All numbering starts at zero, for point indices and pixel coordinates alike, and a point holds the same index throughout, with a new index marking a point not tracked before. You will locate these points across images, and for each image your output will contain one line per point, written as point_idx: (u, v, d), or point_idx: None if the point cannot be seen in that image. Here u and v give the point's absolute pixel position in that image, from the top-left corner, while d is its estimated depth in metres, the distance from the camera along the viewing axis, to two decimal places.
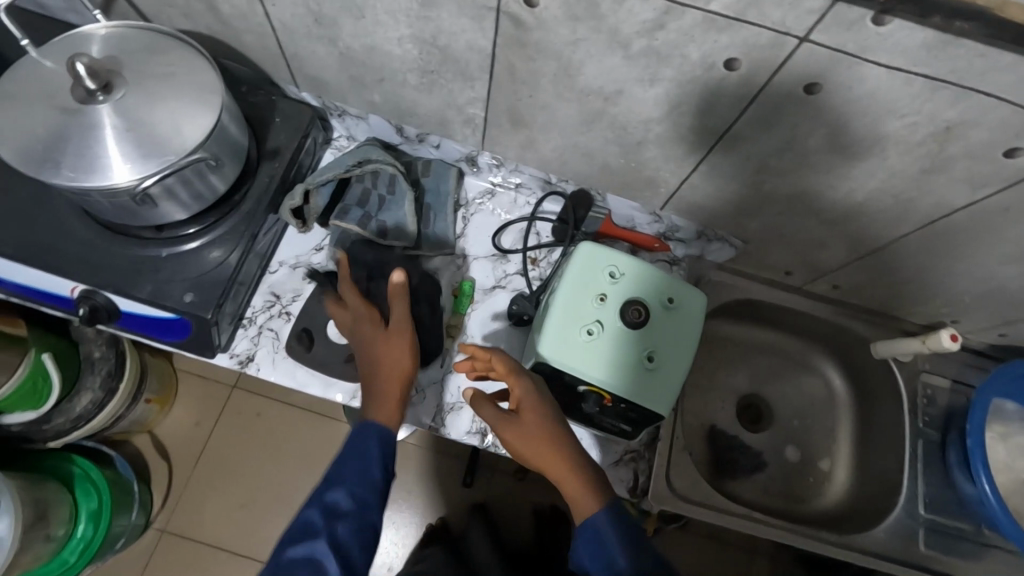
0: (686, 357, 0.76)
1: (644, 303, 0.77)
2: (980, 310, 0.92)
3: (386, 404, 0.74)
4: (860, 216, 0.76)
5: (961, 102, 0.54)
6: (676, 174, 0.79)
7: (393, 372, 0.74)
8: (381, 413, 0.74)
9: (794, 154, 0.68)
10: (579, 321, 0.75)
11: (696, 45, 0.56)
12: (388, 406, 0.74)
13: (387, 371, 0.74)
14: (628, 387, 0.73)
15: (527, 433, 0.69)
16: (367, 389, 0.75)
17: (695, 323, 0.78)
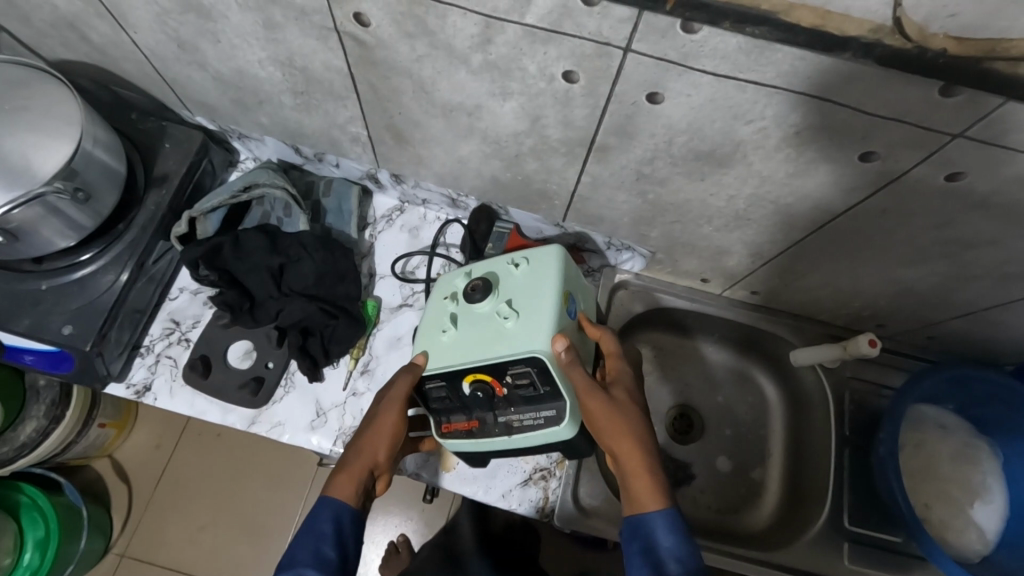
0: (547, 291, 0.68)
1: (493, 280, 0.72)
2: (901, 314, 0.88)
3: (346, 479, 0.66)
4: (752, 222, 0.73)
5: (801, 105, 0.52)
6: (563, 185, 0.77)
7: (362, 452, 0.69)
8: (341, 488, 0.65)
9: (667, 162, 0.65)
10: (436, 326, 0.72)
11: (529, 58, 0.55)
12: (344, 474, 0.67)
13: (355, 460, 0.68)
14: (499, 351, 0.67)
15: (624, 403, 0.65)
16: (340, 464, 0.68)
17: (553, 266, 0.70)
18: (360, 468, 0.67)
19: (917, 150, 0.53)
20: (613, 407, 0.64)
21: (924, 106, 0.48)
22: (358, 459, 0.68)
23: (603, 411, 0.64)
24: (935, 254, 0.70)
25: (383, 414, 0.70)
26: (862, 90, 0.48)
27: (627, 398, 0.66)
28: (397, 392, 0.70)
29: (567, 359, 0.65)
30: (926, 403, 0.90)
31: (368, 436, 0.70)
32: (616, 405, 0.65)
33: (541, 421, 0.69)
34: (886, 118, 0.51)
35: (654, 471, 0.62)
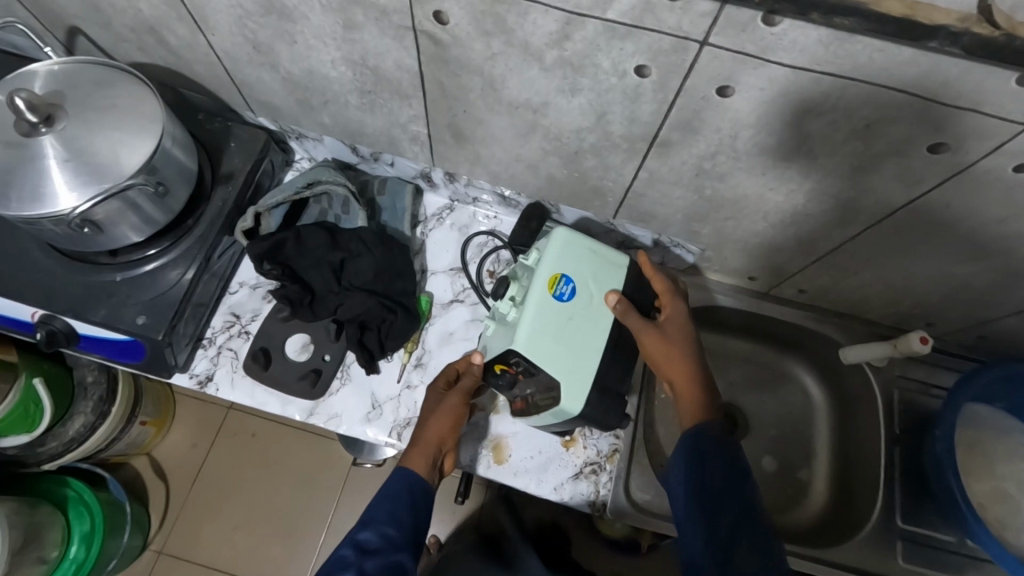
0: (533, 281, 0.73)
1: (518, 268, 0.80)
2: (951, 312, 0.88)
3: (419, 456, 0.74)
4: (808, 218, 0.74)
5: (873, 98, 0.53)
6: (618, 182, 0.79)
7: (432, 437, 0.76)
8: (414, 463, 0.74)
9: (729, 157, 0.66)
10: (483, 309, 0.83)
11: (605, 54, 0.56)
12: (418, 453, 0.75)
13: (422, 440, 0.76)
14: (497, 340, 0.75)
15: (675, 336, 0.74)
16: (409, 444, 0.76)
17: (553, 249, 0.74)
18: (428, 446, 0.75)
19: (985, 142, 0.54)
20: (665, 344, 0.73)
21: (1001, 96, 0.49)
22: (426, 437, 0.76)
23: (656, 347, 0.73)
24: (994, 248, 0.70)
25: (445, 403, 0.78)
26: (939, 82, 0.49)
27: (680, 333, 0.74)
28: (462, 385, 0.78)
29: (622, 308, 0.72)
30: (981, 403, 0.90)
31: (433, 418, 0.77)
32: (667, 341, 0.73)
33: (552, 401, 0.73)
34: (961, 110, 0.51)
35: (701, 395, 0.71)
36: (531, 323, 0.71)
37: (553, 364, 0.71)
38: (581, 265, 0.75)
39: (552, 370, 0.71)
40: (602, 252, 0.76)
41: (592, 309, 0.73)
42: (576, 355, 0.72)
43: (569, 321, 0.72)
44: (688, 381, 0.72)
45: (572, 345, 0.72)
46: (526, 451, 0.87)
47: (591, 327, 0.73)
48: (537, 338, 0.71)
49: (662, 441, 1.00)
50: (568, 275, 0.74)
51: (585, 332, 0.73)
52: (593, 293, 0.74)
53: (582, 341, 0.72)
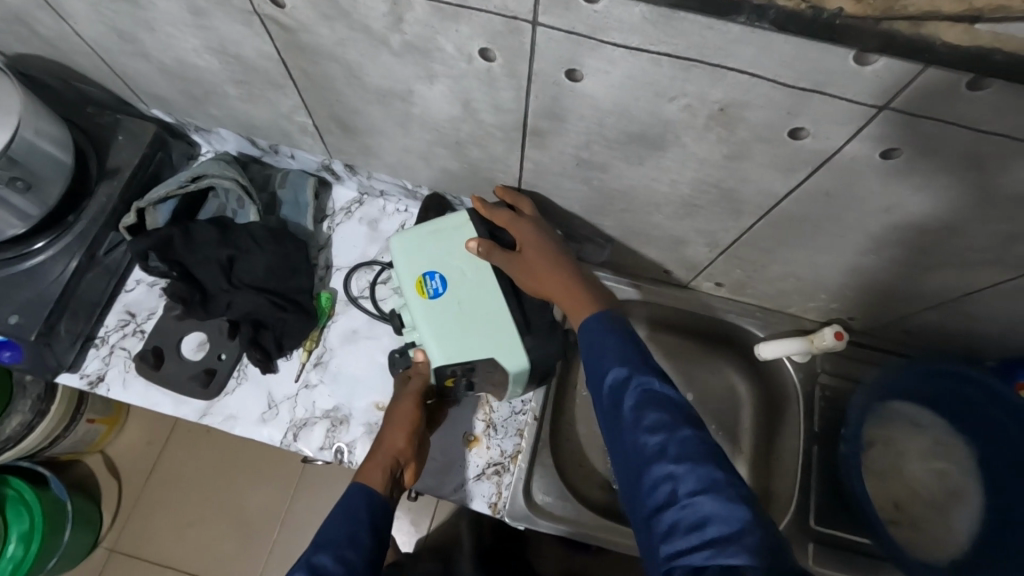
0: (405, 298, 0.74)
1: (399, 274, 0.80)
2: (870, 305, 0.84)
3: (374, 468, 0.72)
4: (702, 209, 0.70)
5: (721, 79, 0.49)
6: (509, 173, 0.75)
7: (388, 446, 0.74)
8: (368, 475, 0.71)
9: (603, 145, 0.63)
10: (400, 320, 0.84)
11: (444, 37, 0.53)
12: (372, 466, 0.72)
13: (379, 453, 0.74)
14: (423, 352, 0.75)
15: (534, 251, 0.71)
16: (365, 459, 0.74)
17: (404, 256, 0.75)
18: (384, 459, 0.73)
19: (847, 126, 0.50)
20: (529, 265, 0.71)
21: (844, 76, 0.45)
22: (382, 449, 0.75)
23: (525, 275, 0.71)
24: (893, 240, 0.66)
25: (398, 408, 0.77)
26: (777, 62, 0.46)
27: (538, 243, 0.71)
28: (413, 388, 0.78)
29: (483, 249, 0.72)
30: (904, 401, 0.88)
31: (389, 427, 0.76)
32: (529, 262, 0.71)
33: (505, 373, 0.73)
34: (809, 92, 0.48)
35: (580, 287, 0.68)
36: (427, 327, 0.72)
37: (468, 349, 0.71)
38: (435, 254, 0.75)
39: (480, 353, 0.71)
40: (441, 227, 0.76)
41: (472, 287, 0.73)
42: (489, 326, 0.72)
43: (461, 307, 0.73)
44: (565, 294, 0.68)
45: (474, 323, 0.72)
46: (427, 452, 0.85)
47: (486, 293, 0.73)
48: (439, 338, 0.72)
49: (581, 441, 0.97)
50: (428, 271, 0.74)
51: (489, 306, 0.73)
52: (462, 266, 0.74)
53: (480, 315, 0.72)
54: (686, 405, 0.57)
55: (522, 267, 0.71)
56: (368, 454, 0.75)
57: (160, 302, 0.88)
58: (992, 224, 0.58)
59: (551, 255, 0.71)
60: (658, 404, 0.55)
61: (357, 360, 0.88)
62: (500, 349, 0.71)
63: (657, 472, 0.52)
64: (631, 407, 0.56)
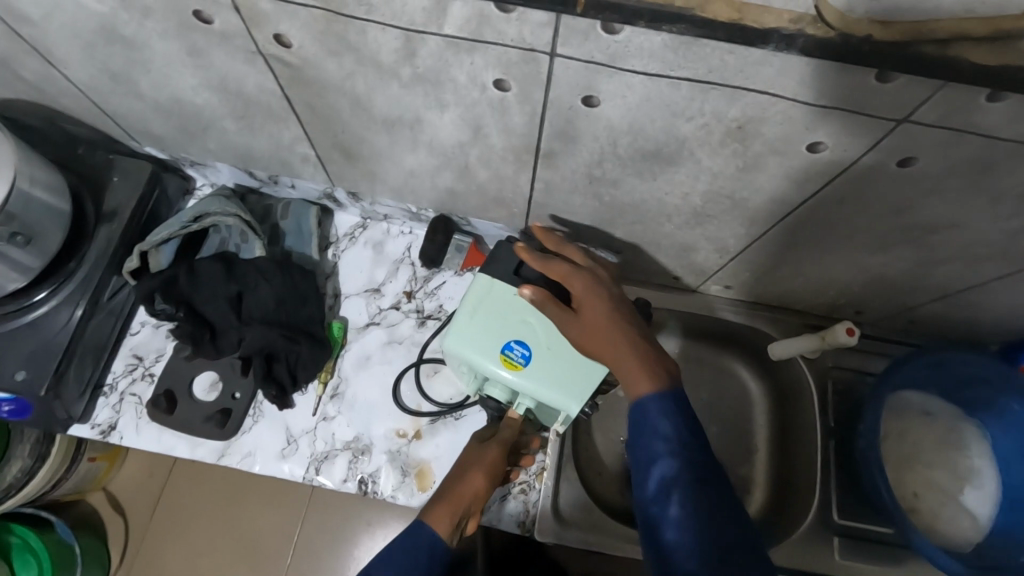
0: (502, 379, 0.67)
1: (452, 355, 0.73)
2: (877, 299, 0.86)
3: (446, 508, 0.68)
4: (712, 219, 0.71)
5: (739, 99, 0.49)
6: (518, 192, 0.75)
7: (463, 492, 0.70)
8: (439, 516, 0.67)
9: (615, 163, 0.63)
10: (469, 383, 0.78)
11: (458, 69, 0.52)
12: (444, 509, 0.68)
13: (455, 488, 0.70)
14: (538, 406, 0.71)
15: (591, 308, 0.65)
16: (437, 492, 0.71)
17: (475, 349, 0.68)
18: (460, 496, 0.70)
19: (863, 138, 0.51)
20: (585, 325, 0.65)
21: (864, 93, 0.46)
22: (456, 492, 0.70)
23: (581, 336, 0.65)
24: (903, 239, 0.67)
25: (483, 454, 0.74)
26: (798, 81, 0.46)
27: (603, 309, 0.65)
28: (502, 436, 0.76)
29: (537, 298, 0.66)
30: (913, 389, 0.88)
31: (468, 470, 0.72)
32: (586, 325, 0.65)
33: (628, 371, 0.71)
34: (829, 108, 0.48)
35: (640, 360, 0.62)
36: (544, 383, 0.67)
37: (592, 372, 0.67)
38: (495, 326, 0.69)
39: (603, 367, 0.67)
40: (474, 304, 0.70)
41: (552, 338, 0.68)
42: (587, 351, 0.68)
43: (555, 350, 0.68)
44: (623, 352, 0.62)
45: (577, 359, 0.68)
46: None
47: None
48: (562, 383, 0.67)
49: (601, 449, 0.97)
50: (503, 344, 0.68)
51: None
52: (525, 319, 0.69)
53: (573, 345, 0.68)
54: (718, 520, 0.54)
55: (572, 324, 0.65)
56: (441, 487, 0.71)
57: (167, 343, 0.86)
58: (1000, 220, 0.59)
59: (617, 313, 0.65)
60: (686, 505, 0.55)
61: (373, 387, 0.87)
62: (602, 362, 0.67)
63: (659, 562, 0.54)
64: (654, 494, 0.57)
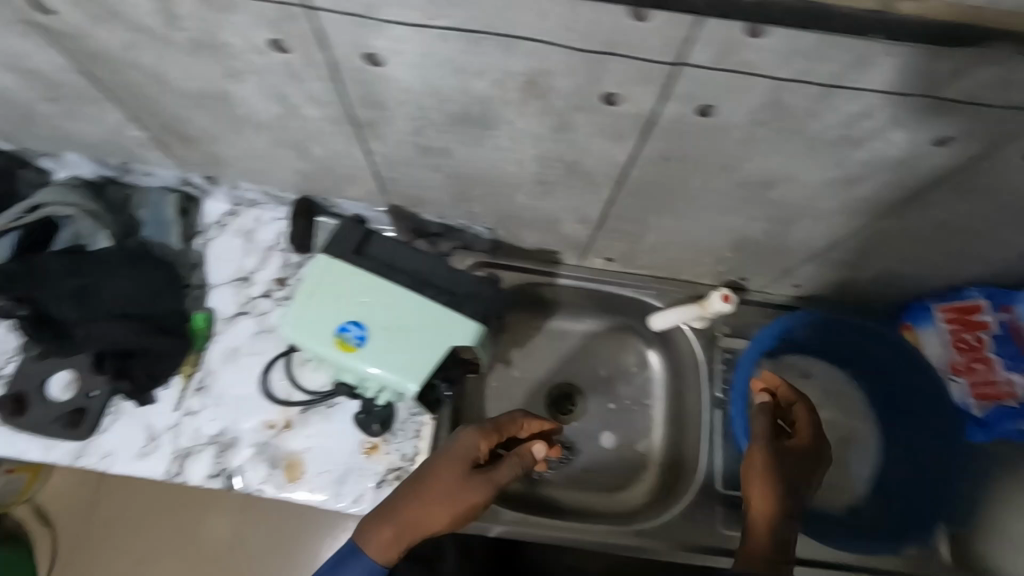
0: (341, 364, 0.64)
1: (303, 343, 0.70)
2: (754, 264, 0.84)
3: (392, 541, 0.62)
4: (557, 185, 0.68)
5: (515, 49, 0.46)
6: (362, 168, 0.72)
7: (433, 521, 0.62)
8: (389, 545, 0.62)
9: (434, 129, 0.60)
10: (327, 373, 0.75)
11: (226, 30, 0.49)
12: (393, 539, 0.62)
13: (414, 518, 0.62)
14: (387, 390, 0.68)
15: (764, 477, 0.64)
16: (393, 511, 0.63)
17: (311, 334, 0.65)
18: (420, 526, 0.62)
19: (653, 87, 0.48)
20: (781, 463, 0.66)
21: (629, 35, 0.43)
22: (420, 519, 0.62)
23: (785, 458, 0.66)
24: (747, 198, 0.65)
25: (475, 481, 0.64)
26: (558, 25, 0.43)
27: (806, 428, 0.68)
28: (498, 477, 0.65)
29: (761, 389, 0.70)
30: (797, 353, 0.86)
31: (429, 499, 0.62)
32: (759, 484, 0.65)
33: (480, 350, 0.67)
34: (602, 54, 0.45)
35: (786, 517, 0.63)
36: (383, 365, 0.64)
37: (433, 350, 0.65)
38: (334, 309, 0.66)
39: (445, 345, 0.65)
40: (310, 287, 0.67)
41: (393, 319, 0.65)
42: (429, 330, 0.65)
43: (396, 331, 0.65)
44: (757, 494, 0.64)
45: (418, 338, 0.65)
46: (322, 465, 0.82)
47: (403, 300, 0.66)
48: (402, 364, 0.64)
49: None
50: (338, 326, 0.65)
51: (412, 312, 0.66)
52: (362, 299, 0.66)
53: (415, 324, 0.65)
54: None
55: (760, 480, 0.65)
56: (417, 494, 0.63)
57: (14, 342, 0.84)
58: (826, 170, 0.57)
59: (785, 461, 0.66)
60: None
61: (240, 378, 0.84)
62: (442, 339, 0.65)
63: None
64: None
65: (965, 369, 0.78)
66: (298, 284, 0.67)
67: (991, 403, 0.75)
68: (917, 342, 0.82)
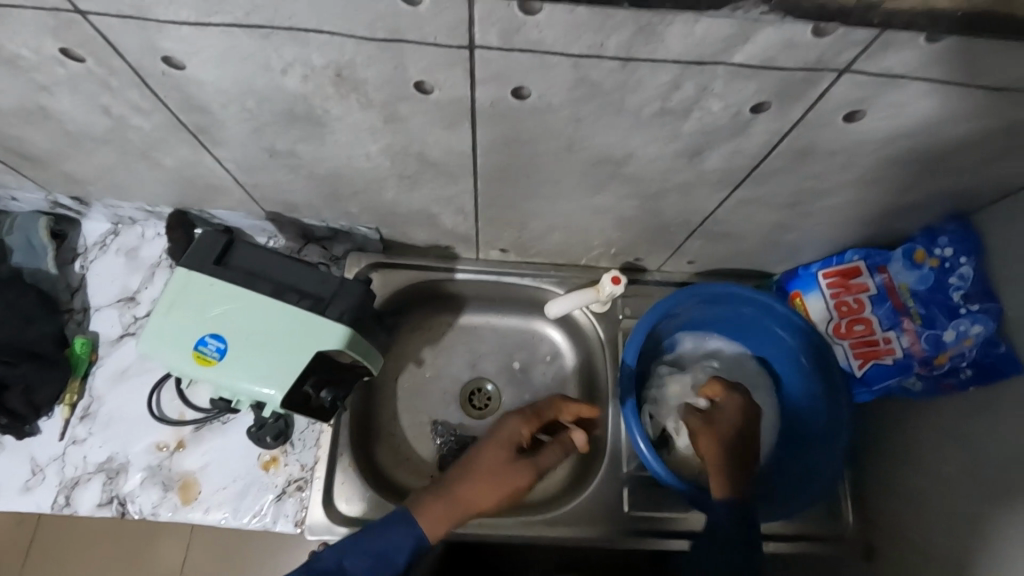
0: (204, 379, 0.62)
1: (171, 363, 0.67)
2: (643, 245, 0.83)
3: (444, 516, 0.68)
4: (418, 180, 0.67)
5: (307, 42, 0.45)
6: (221, 176, 0.70)
7: (473, 504, 0.70)
8: (435, 523, 0.68)
9: (270, 130, 0.58)
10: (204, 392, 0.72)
11: (11, 41, 0.47)
12: (439, 516, 0.68)
13: (466, 495, 0.70)
14: (259, 402, 0.66)
15: (713, 440, 0.76)
16: (449, 489, 0.70)
17: (170, 351, 0.63)
18: (466, 506, 0.69)
19: (459, 72, 0.47)
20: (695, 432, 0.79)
21: (409, 21, 0.42)
22: (472, 497, 0.70)
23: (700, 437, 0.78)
24: (605, 179, 0.64)
25: (514, 470, 0.72)
26: (333, 14, 0.42)
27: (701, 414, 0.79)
28: (545, 461, 0.75)
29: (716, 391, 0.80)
30: (690, 326, 0.88)
31: (475, 479, 0.71)
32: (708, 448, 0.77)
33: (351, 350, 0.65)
34: (392, 42, 0.44)
35: (728, 468, 0.74)
36: (248, 376, 0.62)
37: (299, 357, 0.64)
38: (191, 323, 0.63)
39: (310, 351, 0.64)
40: (168, 301, 0.64)
41: (254, 329, 0.63)
42: (293, 337, 0.64)
43: (259, 341, 0.63)
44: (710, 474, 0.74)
45: (283, 346, 0.63)
46: (217, 483, 0.79)
47: (265, 308, 0.64)
48: (268, 373, 0.63)
49: (407, 434, 0.92)
50: (198, 339, 0.63)
51: (274, 320, 0.64)
52: (221, 311, 0.64)
53: (278, 333, 0.64)
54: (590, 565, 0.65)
55: (706, 443, 0.76)
56: (472, 471, 0.71)
57: None
58: (665, 145, 0.56)
59: (710, 439, 0.76)
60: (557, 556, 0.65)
61: (128, 402, 0.82)
62: (308, 345, 0.64)
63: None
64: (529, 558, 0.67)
65: (847, 331, 0.78)
66: (154, 301, 0.65)
67: (869, 362, 0.75)
68: (804, 309, 0.83)
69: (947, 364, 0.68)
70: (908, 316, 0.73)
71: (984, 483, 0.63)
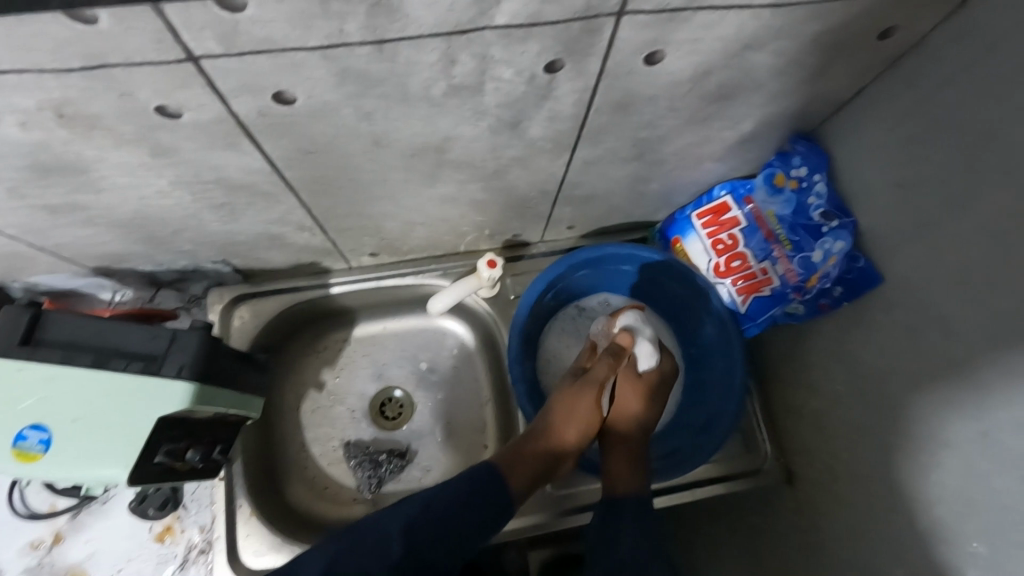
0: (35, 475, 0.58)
1: None
2: (514, 220, 0.79)
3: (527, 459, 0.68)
4: (233, 206, 0.60)
5: (0, 89, 0.38)
6: (10, 243, 0.61)
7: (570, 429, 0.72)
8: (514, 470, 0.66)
9: (29, 188, 0.51)
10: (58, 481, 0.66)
11: None
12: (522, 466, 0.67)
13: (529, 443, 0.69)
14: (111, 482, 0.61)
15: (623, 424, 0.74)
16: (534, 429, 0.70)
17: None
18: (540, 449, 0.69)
19: (198, 88, 0.41)
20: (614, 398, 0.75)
21: (99, 44, 0.36)
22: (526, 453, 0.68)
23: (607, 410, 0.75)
24: (435, 165, 0.59)
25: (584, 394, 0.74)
26: (1, 51, 0.35)
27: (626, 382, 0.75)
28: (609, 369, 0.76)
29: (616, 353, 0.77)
30: (581, 293, 0.86)
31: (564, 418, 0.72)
32: (619, 438, 0.74)
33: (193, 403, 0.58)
34: (96, 68, 0.38)
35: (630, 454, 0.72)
36: (80, 463, 0.57)
37: (134, 431, 0.57)
38: (4, 418, 0.57)
39: (145, 421, 0.57)
40: None
41: (76, 410, 0.57)
42: (121, 409, 0.57)
43: (85, 422, 0.57)
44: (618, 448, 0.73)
45: (113, 422, 0.57)
46: (109, 568, 0.73)
47: (82, 386, 0.57)
48: (102, 455, 0.57)
49: (320, 462, 0.86)
50: (16, 434, 0.57)
51: (97, 395, 0.57)
52: (33, 400, 0.57)
53: (103, 408, 0.57)
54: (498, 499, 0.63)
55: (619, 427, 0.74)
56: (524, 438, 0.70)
57: None
58: (476, 121, 0.52)
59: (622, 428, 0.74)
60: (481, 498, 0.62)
61: None
62: (139, 415, 0.57)
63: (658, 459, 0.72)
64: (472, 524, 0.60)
65: (727, 269, 0.78)
66: None
67: (750, 296, 0.76)
68: (686, 254, 0.81)
69: (816, 286, 0.67)
70: (779, 244, 0.73)
71: (870, 398, 0.64)
